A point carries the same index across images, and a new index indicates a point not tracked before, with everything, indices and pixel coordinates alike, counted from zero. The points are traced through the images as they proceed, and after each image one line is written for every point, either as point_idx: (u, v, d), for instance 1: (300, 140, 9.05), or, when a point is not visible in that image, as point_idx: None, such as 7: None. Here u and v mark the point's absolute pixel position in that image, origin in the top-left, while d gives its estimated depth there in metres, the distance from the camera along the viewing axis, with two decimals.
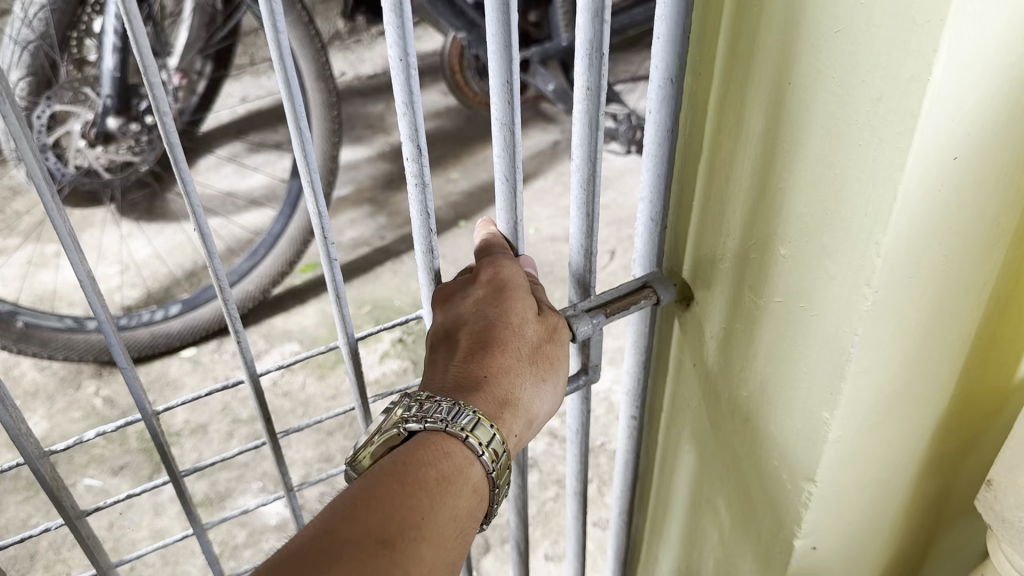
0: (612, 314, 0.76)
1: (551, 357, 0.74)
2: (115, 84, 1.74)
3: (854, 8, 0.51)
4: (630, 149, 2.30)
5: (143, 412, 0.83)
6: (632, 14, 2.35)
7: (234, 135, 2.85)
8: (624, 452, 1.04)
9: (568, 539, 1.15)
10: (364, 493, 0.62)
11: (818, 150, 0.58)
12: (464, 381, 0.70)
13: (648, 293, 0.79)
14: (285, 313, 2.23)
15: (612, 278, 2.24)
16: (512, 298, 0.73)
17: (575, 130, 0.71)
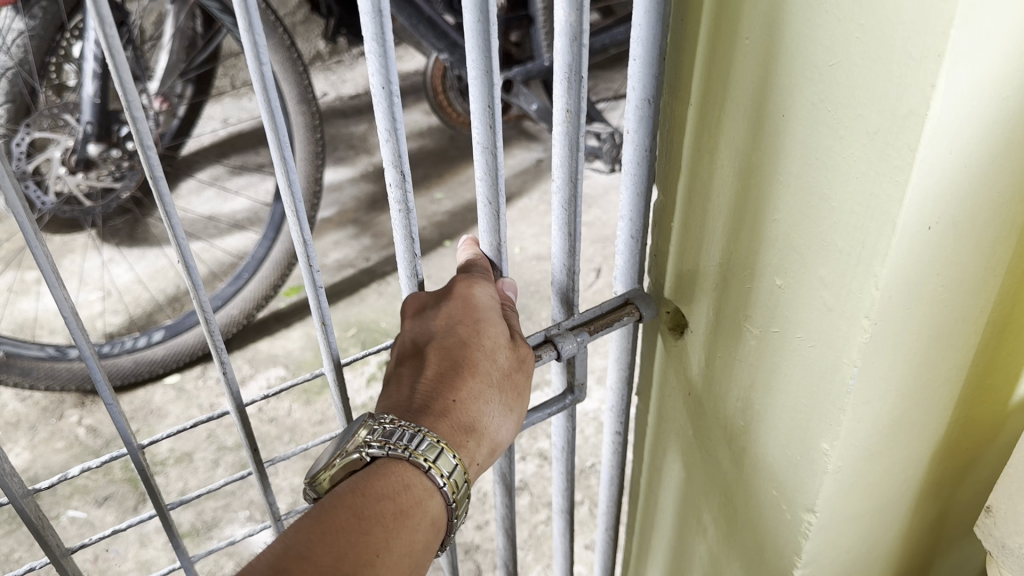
0: (594, 331, 0.77)
1: (518, 386, 0.73)
2: (94, 109, 1.73)
3: (850, 42, 0.51)
4: (614, 167, 2.30)
5: (127, 442, 0.81)
6: (613, 34, 2.36)
7: (216, 157, 2.83)
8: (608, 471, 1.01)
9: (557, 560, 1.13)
10: (318, 528, 0.60)
11: (814, 182, 0.58)
12: (431, 403, 0.69)
13: (630, 309, 0.80)
14: (270, 336, 2.21)
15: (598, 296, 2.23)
16: (485, 321, 0.72)
17: (554, 153, 0.70)
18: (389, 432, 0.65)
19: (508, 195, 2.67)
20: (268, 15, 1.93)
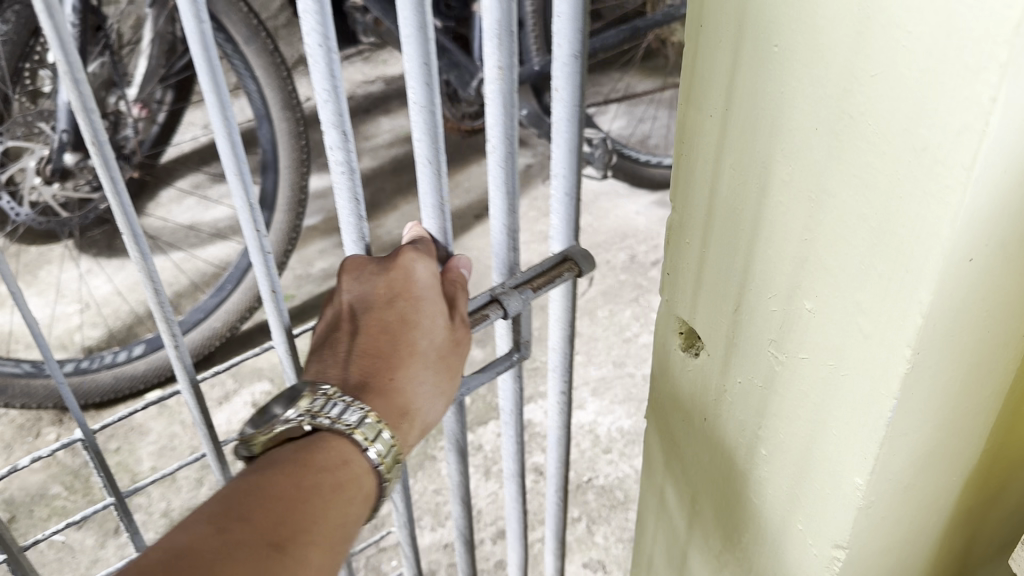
0: (538, 288, 0.79)
1: (452, 367, 0.74)
2: (69, 116, 1.67)
3: (897, 50, 0.47)
4: (606, 173, 2.26)
5: (79, 414, 0.82)
6: (603, 38, 2.32)
7: (198, 164, 2.75)
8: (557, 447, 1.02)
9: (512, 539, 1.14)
10: (259, 491, 0.61)
11: (849, 199, 0.54)
12: (366, 380, 0.70)
13: (570, 266, 0.80)
14: (255, 349, 2.15)
15: (591, 305, 2.18)
16: (425, 301, 0.73)
17: (487, 111, 0.71)
18: (319, 406, 0.66)
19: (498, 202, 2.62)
20: (250, 20, 1.87)
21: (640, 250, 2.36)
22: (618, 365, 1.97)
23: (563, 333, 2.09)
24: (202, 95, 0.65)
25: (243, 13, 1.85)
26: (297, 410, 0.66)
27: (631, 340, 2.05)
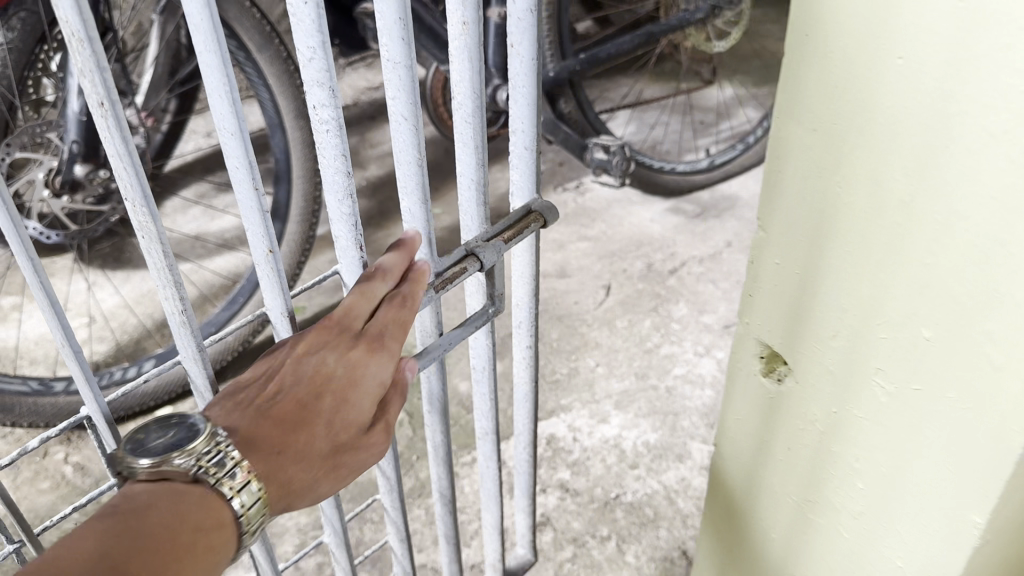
0: (508, 242, 0.91)
1: (342, 468, 0.76)
2: (80, 127, 1.63)
3: (994, 76, 0.59)
4: (624, 181, 2.24)
5: (95, 401, 0.79)
6: (618, 44, 2.27)
7: (202, 173, 2.69)
8: (525, 387, 1.18)
9: (485, 482, 1.26)
10: (133, 534, 0.60)
11: (955, 204, 0.65)
12: (267, 442, 0.70)
13: (536, 217, 0.94)
14: None
15: (610, 315, 2.14)
16: (355, 397, 0.75)
17: (453, 67, 0.81)
18: (209, 458, 0.65)
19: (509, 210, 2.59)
20: (263, 26, 1.82)
21: (657, 258, 2.33)
22: (641, 378, 1.94)
23: (582, 344, 2.05)
24: (201, 55, 0.63)
25: (256, 18, 1.80)
26: (189, 455, 0.65)
27: (653, 351, 2.01)
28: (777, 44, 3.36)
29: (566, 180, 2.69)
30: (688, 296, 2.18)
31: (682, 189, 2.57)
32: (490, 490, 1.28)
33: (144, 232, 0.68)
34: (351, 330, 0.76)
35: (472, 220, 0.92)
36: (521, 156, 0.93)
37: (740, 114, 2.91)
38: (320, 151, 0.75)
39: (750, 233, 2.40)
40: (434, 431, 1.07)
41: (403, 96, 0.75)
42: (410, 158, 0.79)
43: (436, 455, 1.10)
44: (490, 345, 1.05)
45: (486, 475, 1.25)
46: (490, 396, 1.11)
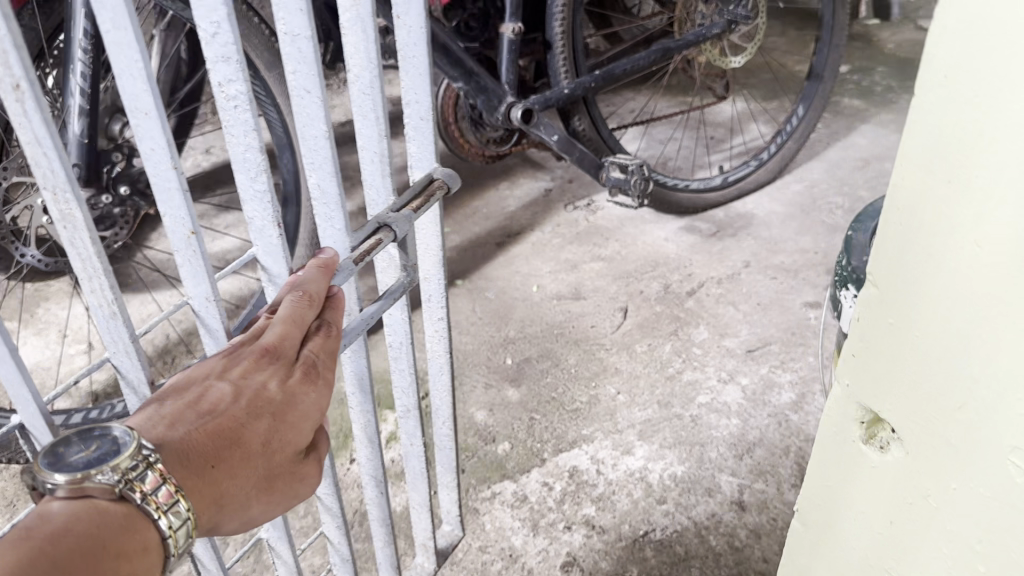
0: (417, 209, 0.94)
1: (275, 495, 0.70)
2: (82, 149, 1.57)
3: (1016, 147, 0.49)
4: (642, 202, 2.23)
5: (37, 406, 0.71)
6: (633, 59, 2.21)
7: (202, 192, 2.61)
8: (439, 361, 1.23)
9: (409, 462, 1.27)
10: (51, 555, 0.51)
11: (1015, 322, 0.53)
12: (208, 451, 0.64)
13: (439, 185, 0.99)
14: None
15: (628, 339, 2.08)
16: (295, 417, 0.72)
17: (347, 37, 0.83)
18: (136, 473, 0.57)
19: (519, 229, 2.53)
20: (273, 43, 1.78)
21: (674, 279, 2.27)
22: (664, 406, 1.87)
23: (601, 370, 1.99)
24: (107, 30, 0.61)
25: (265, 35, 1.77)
26: (116, 470, 0.56)
27: (675, 377, 1.95)
28: (784, 58, 3.32)
29: (576, 198, 2.64)
30: (707, 319, 2.12)
31: (694, 208, 2.50)
32: (417, 471, 1.28)
33: (68, 222, 0.65)
34: (285, 357, 0.73)
35: (380, 193, 0.95)
36: (420, 128, 0.98)
37: (751, 129, 2.88)
38: (228, 131, 0.73)
39: (768, 253, 2.33)
40: (362, 410, 1.03)
41: (307, 70, 0.77)
42: (319, 132, 0.81)
43: (367, 432, 1.05)
44: (407, 317, 1.08)
45: (411, 454, 1.25)
46: (411, 370, 1.13)
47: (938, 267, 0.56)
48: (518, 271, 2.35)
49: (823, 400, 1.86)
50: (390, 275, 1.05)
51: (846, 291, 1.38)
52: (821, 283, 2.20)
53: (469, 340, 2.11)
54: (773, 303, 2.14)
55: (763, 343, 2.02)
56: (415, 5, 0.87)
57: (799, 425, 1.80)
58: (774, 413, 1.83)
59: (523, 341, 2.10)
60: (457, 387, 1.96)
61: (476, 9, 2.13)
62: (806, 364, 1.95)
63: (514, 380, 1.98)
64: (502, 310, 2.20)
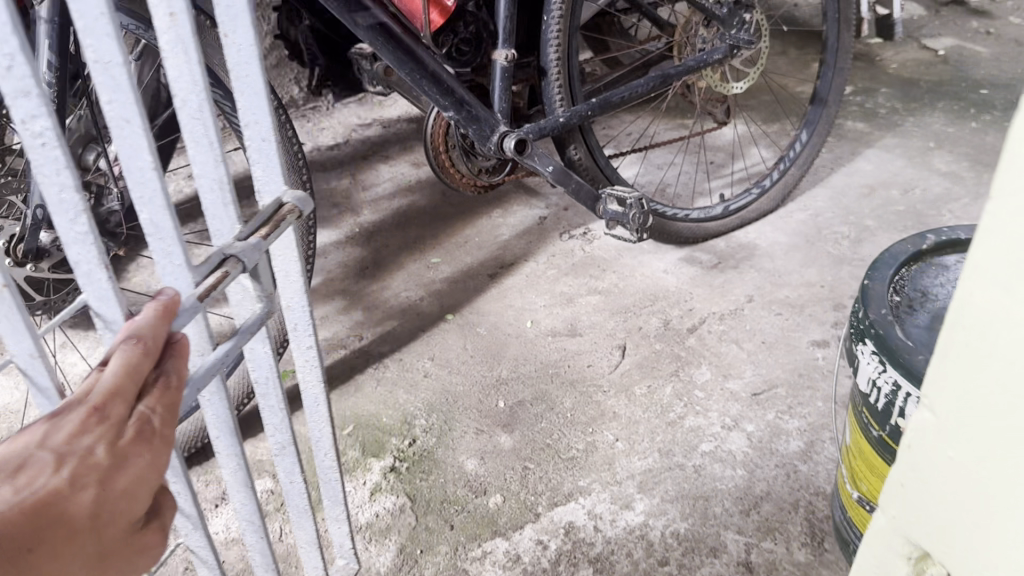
0: (268, 236, 0.90)
1: (109, 565, 0.70)
2: (47, 190, 1.47)
3: None
4: (642, 236, 2.13)
5: None
6: (632, 86, 2.11)
7: (182, 220, 2.49)
8: (315, 394, 1.17)
9: (291, 496, 1.21)
10: None
11: None
12: (26, 530, 0.64)
13: (291, 210, 0.95)
14: (254, 438, 1.88)
15: (627, 379, 1.98)
16: (130, 482, 0.72)
17: (168, 60, 0.79)
18: None
19: (512, 260, 2.43)
20: None
21: (674, 315, 2.17)
22: (665, 455, 1.77)
23: (599, 414, 1.89)
24: None
25: None
26: None
27: (676, 423, 1.84)
28: (785, 79, 3.24)
29: (572, 227, 2.55)
30: (710, 358, 2.02)
31: (696, 238, 2.40)
32: (301, 505, 1.23)
33: None
34: (116, 416, 0.72)
35: (224, 223, 0.90)
36: (263, 150, 0.93)
37: (752, 153, 2.79)
38: (41, 177, 0.71)
39: (772, 286, 2.24)
40: (230, 454, 1.01)
41: (122, 98, 0.74)
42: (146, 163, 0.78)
43: (237, 479, 1.04)
44: (271, 352, 1.04)
45: (292, 489, 1.20)
46: (282, 407, 1.09)
47: (968, 453, 0.51)
48: (511, 305, 2.25)
49: (833, 449, 1.76)
50: (248, 307, 1.00)
51: (863, 345, 1.31)
52: (829, 319, 2.10)
53: (460, 380, 2.00)
54: (779, 342, 2.05)
55: (769, 386, 1.92)
56: (242, 23, 0.84)
57: (809, 476, 1.71)
58: (782, 464, 1.74)
59: (516, 382, 1.99)
60: (447, 432, 1.86)
61: (468, 32, 1.99)
62: (814, 409, 1.85)
63: (507, 425, 1.87)
64: (494, 348, 2.10)
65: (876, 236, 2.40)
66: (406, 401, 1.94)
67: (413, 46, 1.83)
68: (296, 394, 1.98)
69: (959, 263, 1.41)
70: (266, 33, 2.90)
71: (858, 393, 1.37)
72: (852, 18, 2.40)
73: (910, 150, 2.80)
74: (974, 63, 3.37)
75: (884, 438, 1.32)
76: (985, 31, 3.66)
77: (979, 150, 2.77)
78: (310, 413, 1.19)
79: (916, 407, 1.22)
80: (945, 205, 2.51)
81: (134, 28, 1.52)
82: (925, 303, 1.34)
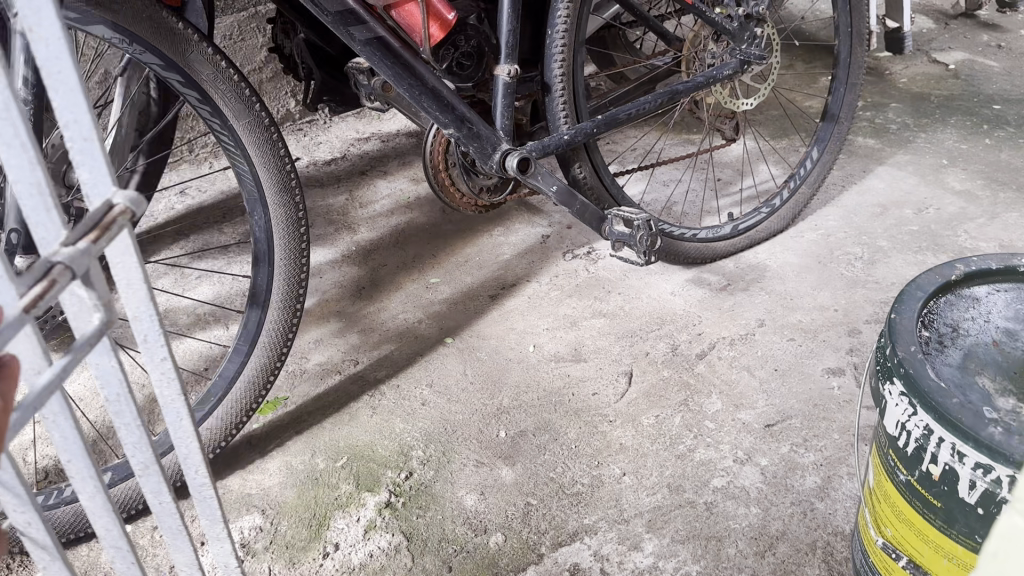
0: (95, 241, 0.69)
1: None
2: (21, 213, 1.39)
3: None
4: (650, 259, 2.05)
5: None
6: (640, 103, 2.04)
7: (172, 238, 2.40)
8: (178, 408, 0.90)
9: (162, 520, 0.93)
10: None
11: None
12: None
13: (121, 212, 0.72)
14: (242, 470, 1.79)
15: (634, 409, 1.89)
16: None
17: None
18: None
19: (514, 280, 2.34)
20: (242, 89, 1.59)
21: (682, 339, 2.09)
22: (675, 491, 1.68)
23: (605, 446, 1.80)
24: None
25: (233, 80, 1.58)
26: None
27: (686, 456, 1.76)
28: (793, 93, 3.17)
29: (575, 246, 2.47)
30: (720, 387, 1.93)
31: (702, 258, 2.31)
32: (174, 529, 0.93)
33: None
34: None
35: (48, 229, 0.74)
36: (87, 151, 0.73)
37: (761, 170, 2.72)
38: None
39: (783, 310, 2.16)
40: (85, 477, 0.84)
41: None
42: None
43: (97, 504, 0.86)
44: (120, 366, 0.81)
45: (163, 513, 0.91)
46: (140, 427, 0.85)
47: None
48: (513, 328, 2.16)
49: (851, 485, 1.67)
50: (87, 317, 0.79)
51: (891, 385, 1.23)
52: (843, 345, 2.02)
53: (459, 408, 1.92)
54: (792, 369, 1.97)
55: (782, 417, 1.84)
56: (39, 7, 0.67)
57: (826, 514, 1.62)
58: (797, 501, 1.65)
59: (518, 411, 1.90)
60: (446, 464, 1.77)
61: (470, 46, 1.90)
62: (831, 442, 1.77)
63: (508, 457, 1.78)
64: (495, 374, 2.02)
65: (890, 257, 2.32)
66: (403, 431, 1.85)
67: (411, 62, 1.75)
68: (287, 422, 1.90)
69: (990, 296, 1.35)
70: (261, 46, 2.83)
71: (884, 434, 1.29)
72: (865, 33, 2.33)
73: (923, 167, 2.72)
74: (986, 78, 3.30)
75: (913, 483, 1.23)
76: (996, 45, 3.59)
77: (994, 167, 2.69)
78: (173, 428, 0.91)
79: (949, 452, 1.14)
80: (961, 224, 2.43)
81: (118, 44, 1.47)
82: (955, 339, 1.30)
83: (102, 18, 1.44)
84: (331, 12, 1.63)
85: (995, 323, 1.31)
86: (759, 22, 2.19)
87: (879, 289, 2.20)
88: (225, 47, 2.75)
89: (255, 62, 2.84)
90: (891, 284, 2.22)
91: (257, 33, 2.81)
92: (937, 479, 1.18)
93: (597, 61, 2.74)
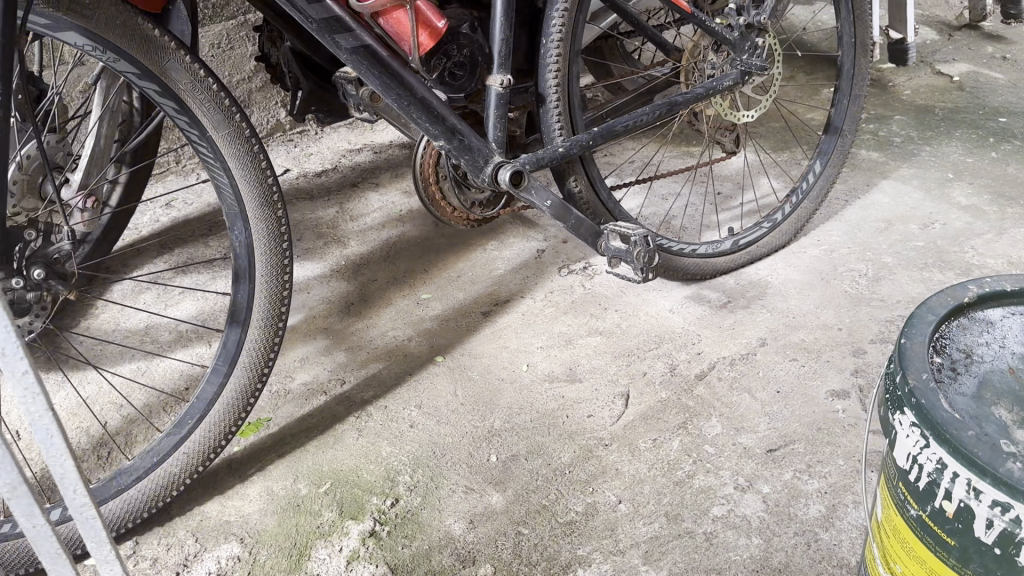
0: None
1: None
2: None
3: None
4: (648, 276, 1.98)
5: None
6: (638, 114, 1.97)
7: (156, 251, 2.33)
8: (47, 425, 0.91)
9: (39, 545, 0.95)
10: None
11: None
12: None
13: None
14: (222, 495, 1.72)
15: (631, 432, 1.82)
16: None
17: None
18: None
19: (508, 297, 2.27)
20: (221, 99, 1.53)
21: (681, 359, 2.02)
22: (673, 520, 1.61)
23: (599, 471, 1.72)
24: None
25: (212, 90, 1.52)
26: None
27: (685, 483, 1.68)
28: (794, 105, 3.11)
29: (571, 261, 2.40)
30: (720, 409, 1.86)
31: (702, 274, 2.24)
32: (52, 553, 0.96)
33: None
34: None
35: None
36: None
37: (762, 184, 2.65)
38: None
39: (785, 328, 2.09)
40: None
41: None
42: None
43: None
44: None
45: (38, 536, 0.94)
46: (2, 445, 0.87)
47: None
48: (506, 346, 2.09)
49: (857, 514, 1.60)
50: None
51: (901, 415, 1.16)
52: (847, 366, 1.95)
53: (448, 431, 1.84)
54: (795, 391, 1.89)
55: (785, 442, 1.76)
56: None
57: (831, 545, 1.54)
58: (801, 531, 1.57)
59: (509, 434, 1.83)
60: (433, 491, 1.69)
61: (463, 56, 1.83)
62: (835, 468, 1.69)
63: (499, 482, 1.71)
64: (487, 394, 1.94)
65: (896, 274, 2.25)
66: (390, 455, 1.78)
67: (400, 71, 1.68)
68: (269, 445, 1.83)
69: (1005, 319, 1.28)
70: (250, 55, 2.77)
71: (893, 465, 1.21)
72: (868, 44, 2.27)
73: (928, 181, 2.66)
74: (991, 90, 3.25)
75: (924, 518, 1.15)
76: (1001, 56, 3.53)
77: (1001, 181, 2.62)
78: (47, 447, 0.92)
79: (964, 488, 1.06)
80: (968, 239, 2.36)
81: (90, 51, 1.40)
82: (969, 366, 1.25)
83: (73, 24, 1.37)
84: (316, 19, 1.57)
85: (1010, 349, 1.26)
86: (760, 33, 2.13)
87: (884, 307, 2.13)
88: (213, 55, 2.70)
89: (244, 71, 2.79)
90: (897, 301, 2.15)
91: (246, 41, 2.76)
92: (951, 516, 1.10)
93: (594, 72, 2.68)
